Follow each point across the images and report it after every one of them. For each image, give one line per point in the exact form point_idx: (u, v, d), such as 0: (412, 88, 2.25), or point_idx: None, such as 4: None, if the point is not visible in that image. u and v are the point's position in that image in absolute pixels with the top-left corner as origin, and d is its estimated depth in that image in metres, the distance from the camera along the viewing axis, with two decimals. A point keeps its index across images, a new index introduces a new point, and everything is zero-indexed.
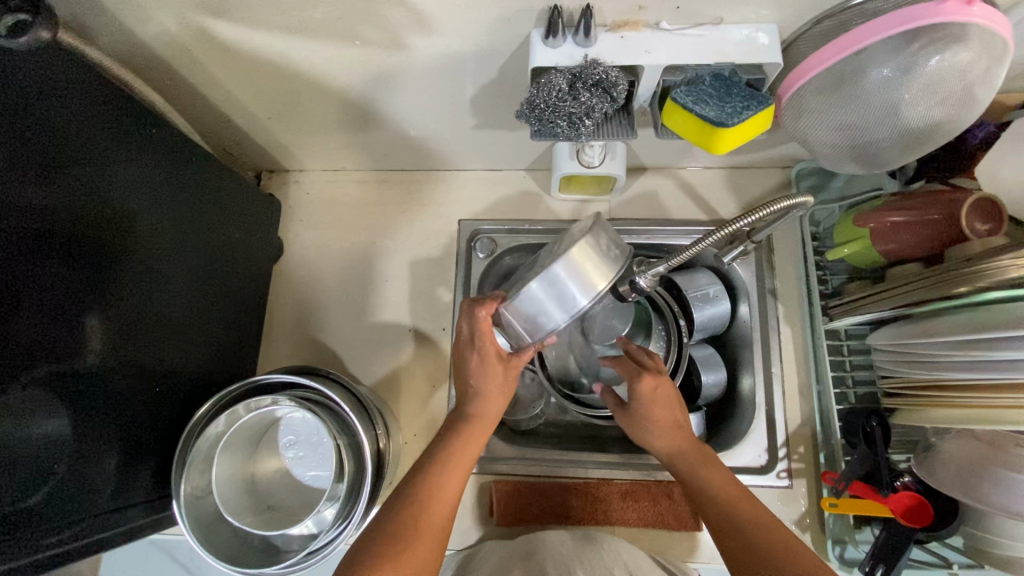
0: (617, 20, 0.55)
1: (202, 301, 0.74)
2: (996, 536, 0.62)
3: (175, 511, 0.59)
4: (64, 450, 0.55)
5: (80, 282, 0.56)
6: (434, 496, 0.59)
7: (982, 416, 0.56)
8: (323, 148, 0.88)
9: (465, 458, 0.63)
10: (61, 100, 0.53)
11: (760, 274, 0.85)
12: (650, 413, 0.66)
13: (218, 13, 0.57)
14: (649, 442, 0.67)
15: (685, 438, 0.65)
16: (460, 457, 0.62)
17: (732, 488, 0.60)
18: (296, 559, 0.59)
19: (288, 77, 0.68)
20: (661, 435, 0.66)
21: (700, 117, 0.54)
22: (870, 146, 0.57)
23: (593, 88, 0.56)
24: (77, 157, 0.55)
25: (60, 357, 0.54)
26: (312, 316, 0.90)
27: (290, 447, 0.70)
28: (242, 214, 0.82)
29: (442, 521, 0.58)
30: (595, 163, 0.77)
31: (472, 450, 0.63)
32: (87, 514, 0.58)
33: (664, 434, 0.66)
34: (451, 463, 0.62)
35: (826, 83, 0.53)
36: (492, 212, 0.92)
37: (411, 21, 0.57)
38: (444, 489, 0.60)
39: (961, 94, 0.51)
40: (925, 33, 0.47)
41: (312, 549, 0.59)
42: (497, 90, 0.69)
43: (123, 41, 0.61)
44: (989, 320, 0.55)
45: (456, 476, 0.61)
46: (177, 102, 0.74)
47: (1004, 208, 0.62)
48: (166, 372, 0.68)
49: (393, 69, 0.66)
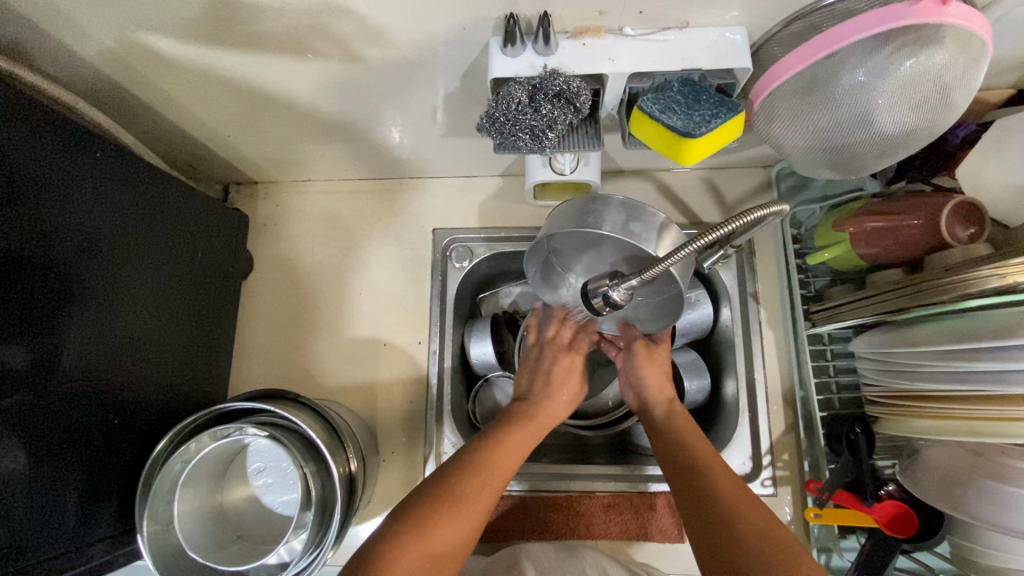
0: (579, 27, 0.53)
1: (167, 322, 0.72)
2: (982, 545, 0.61)
3: (140, 545, 0.57)
4: (19, 491, 0.53)
5: (26, 310, 0.53)
6: (497, 467, 0.60)
7: (967, 428, 0.54)
8: (291, 160, 0.86)
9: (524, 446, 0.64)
10: (17, 126, 0.52)
11: (742, 277, 0.84)
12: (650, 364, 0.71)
13: (159, 29, 0.54)
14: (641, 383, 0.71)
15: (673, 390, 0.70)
16: (515, 440, 0.64)
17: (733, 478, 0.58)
18: None
19: (244, 91, 0.65)
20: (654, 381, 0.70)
21: (667, 127, 0.52)
22: (845, 152, 0.55)
23: (554, 100, 0.53)
24: (37, 185, 0.54)
25: (10, 391, 0.52)
26: (285, 331, 0.88)
27: (260, 473, 0.69)
28: (208, 232, 0.80)
29: (493, 495, 0.58)
30: (568, 170, 0.75)
31: (528, 441, 0.65)
32: (46, 555, 0.56)
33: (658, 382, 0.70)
34: (510, 447, 0.63)
35: (798, 88, 0.50)
36: (468, 220, 0.90)
37: (363, 33, 0.54)
38: (506, 461, 0.62)
39: (937, 98, 0.48)
40: (898, 35, 0.45)
41: None
42: (462, 98, 0.67)
43: (63, 62, 0.58)
44: (966, 331, 0.53)
45: (513, 455, 0.63)
46: (132, 120, 0.72)
47: (986, 212, 0.59)
48: (131, 401, 0.66)
49: (353, 81, 0.63)
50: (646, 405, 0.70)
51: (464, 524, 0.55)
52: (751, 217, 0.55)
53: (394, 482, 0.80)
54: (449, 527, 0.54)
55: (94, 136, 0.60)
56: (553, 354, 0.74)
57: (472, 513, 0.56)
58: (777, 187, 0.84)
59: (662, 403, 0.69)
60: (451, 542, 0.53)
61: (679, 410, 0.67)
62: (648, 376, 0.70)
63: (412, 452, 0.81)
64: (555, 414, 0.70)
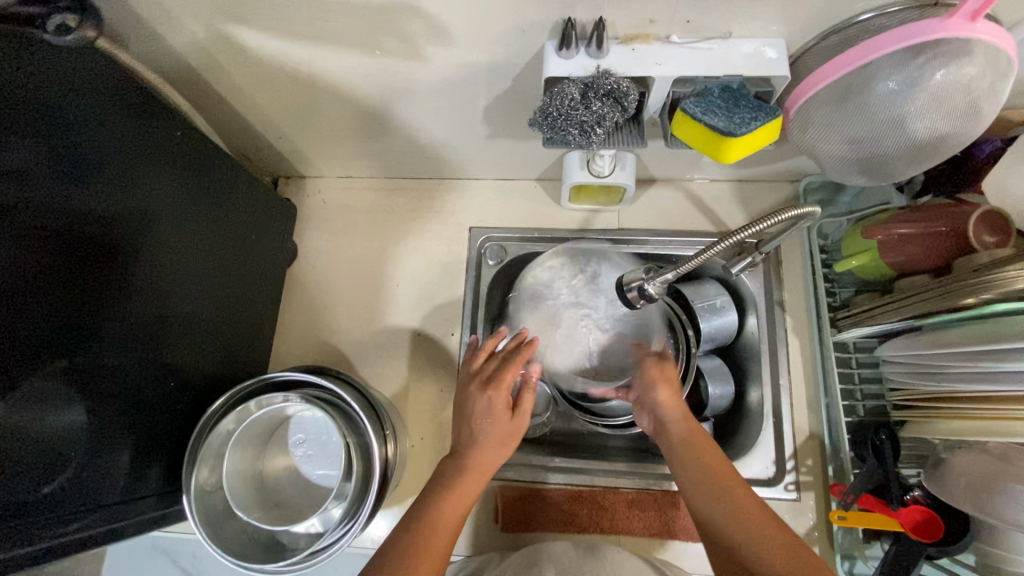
0: (629, 34, 0.57)
1: (209, 298, 0.74)
2: (1014, 552, 0.61)
3: (185, 505, 0.60)
4: (82, 444, 0.56)
5: (75, 289, 0.54)
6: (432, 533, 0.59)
7: (992, 428, 0.56)
8: (339, 157, 0.91)
9: (464, 502, 0.63)
10: (96, 105, 0.55)
11: (768, 285, 0.86)
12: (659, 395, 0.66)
13: (245, 22, 0.59)
14: (654, 400, 0.67)
15: (685, 411, 0.66)
16: (460, 492, 0.62)
17: (742, 493, 0.59)
18: (297, 559, 0.61)
19: (311, 85, 0.71)
20: (666, 396, 0.66)
21: (708, 126, 0.56)
22: (876, 157, 0.58)
23: (604, 97, 0.57)
24: (105, 163, 0.56)
25: (70, 351, 0.54)
26: (324, 317, 0.91)
27: (300, 445, 0.72)
28: (254, 216, 0.83)
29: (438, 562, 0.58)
30: (605, 173, 0.78)
31: (465, 500, 0.62)
32: (101, 504, 0.59)
33: (670, 397, 0.66)
34: (449, 509, 0.61)
35: (833, 96, 0.54)
36: (504, 221, 0.93)
37: (430, 31, 0.59)
38: (442, 530, 0.60)
39: (967, 108, 0.52)
40: (930, 47, 0.48)
41: (316, 550, 0.61)
42: (512, 100, 0.71)
43: (153, 49, 0.64)
44: (991, 332, 0.56)
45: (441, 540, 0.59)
46: (203, 108, 0.77)
47: (1011, 220, 0.61)
48: (180, 369, 0.69)
49: (412, 79, 0.68)
50: (662, 424, 0.66)
51: None
52: (770, 223, 0.60)
53: (422, 468, 0.83)
54: None
55: (168, 115, 0.64)
56: (478, 401, 0.66)
57: None
58: (805, 201, 0.87)
59: (677, 422, 0.65)
60: None
61: (699, 428, 0.64)
62: (663, 400, 0.66)
63: (440, 440, 0.84)
64: (493, 460, 0.65)
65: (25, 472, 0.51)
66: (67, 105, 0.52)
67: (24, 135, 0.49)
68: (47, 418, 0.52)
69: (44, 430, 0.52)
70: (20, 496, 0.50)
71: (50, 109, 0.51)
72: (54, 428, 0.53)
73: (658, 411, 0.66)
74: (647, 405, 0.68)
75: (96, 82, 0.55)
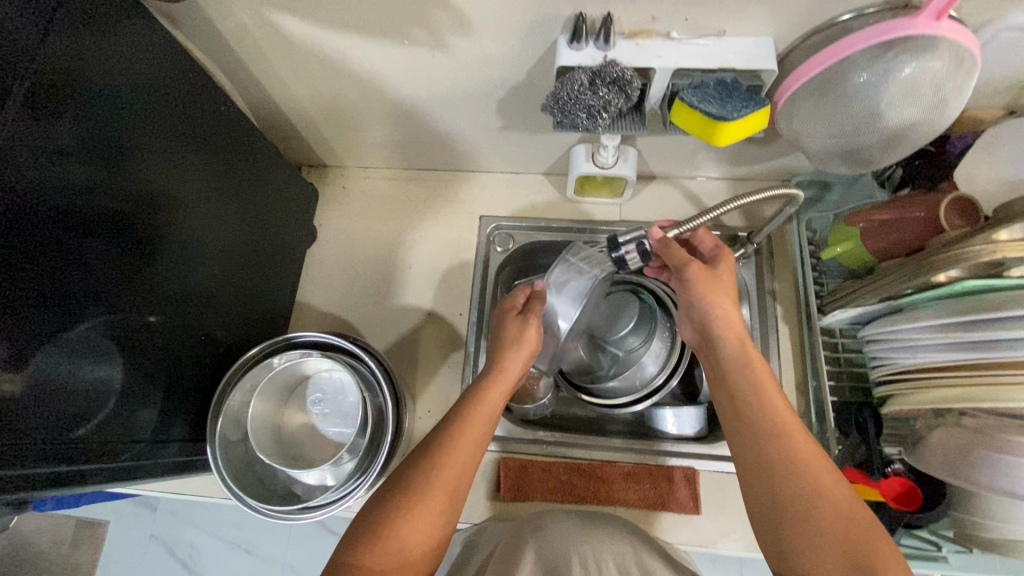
0: (633, 29, 0.64)
1: (230, 267, 0.77)
2: (988, 518, 0.65)
3: (210, 455, 0.65)
4: (112, 392, 0.60)
5: (114, 255, 0.58)
6: (455, 442, 0.61)
7: (970, 394, 0.60)
8: (361, 146, 0.97)
9: (483, 426, 0.64)
10: (134, 86, 0.58)
11: (760, 275, 0.91)
12: (714, 303, 0.66)
13: (289, 9, 0.66)
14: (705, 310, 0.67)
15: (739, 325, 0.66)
16: (482, 409, 0.65)
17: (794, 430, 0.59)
18: (291, 508, 0.65)
19: (342, 73, 0.77)
20: (721, 306, 0.66)
21: (704, 112, 0.62)
22: (857, 145, 0.64)
23: (610, 85, 0.63)
24: (139, 140, 0.60)
25: (106, 308, 0.58)
26: (339, 296, 0.96)
27: (317, 403, 0.78)
28: (275, 194, 0.86)
29: (465, 474, 0.61)
30: (609, 164, 0.84)
31: (484, 421, 0.64)
32: (133, 443, 0.63)
33: (726, 306, 0.66)
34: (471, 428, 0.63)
35: (817, 87, 0.60)
36: (512, 211, 0.99)
37: (455, 23, 0.66)
38: (468, 444, 0.62)
39: (935, 99, 0.58)
40: (899, 43, 0.54)
41: (307, 504, 0.65)
42: (524, 94, 0.78)
43: (203, 32, 0.71)
44: (972, 305, 0.60)
45: (475, 439, 0.62)
46: (240, 92, 0.83)
47: (980, 208, 0.66)
48: (204, 331, 0.73)
49: (433, 68, 0.74)
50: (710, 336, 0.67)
51: (438, 505, 0.58)
52: (749, 200, 0.68)
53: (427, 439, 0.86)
54: (435, 509, 0.58)
55: (202, 96, 0.68)
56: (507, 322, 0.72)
57: (445, 496, 0.59)
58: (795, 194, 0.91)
59: (730, 337, 0.65)
60: (433, 523, 0.57)
61: (751, 356, 0.64)
62: (715, 303, 0.66)
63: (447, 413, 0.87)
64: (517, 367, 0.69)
65: (58, 414, 0.54)
66: (115, 89, 0.56)
67: (72, 114, 0.52)
68: (87, 368, 0.56)
69: (77, 377, 0.55)
70: (67, 434, 0.55)
71: (101, 90, 0.55)
72: (87, 377, 0.57)
73: (708, 328, 0.67)
74: (699, 321, 0.68)
75: (140, 66, 0.59)
